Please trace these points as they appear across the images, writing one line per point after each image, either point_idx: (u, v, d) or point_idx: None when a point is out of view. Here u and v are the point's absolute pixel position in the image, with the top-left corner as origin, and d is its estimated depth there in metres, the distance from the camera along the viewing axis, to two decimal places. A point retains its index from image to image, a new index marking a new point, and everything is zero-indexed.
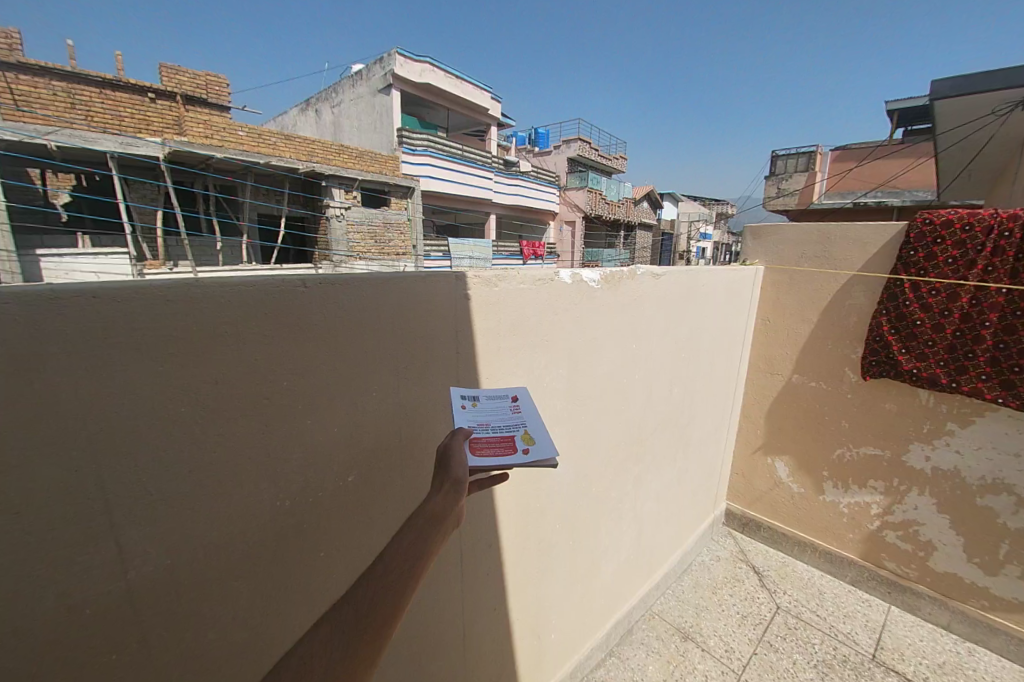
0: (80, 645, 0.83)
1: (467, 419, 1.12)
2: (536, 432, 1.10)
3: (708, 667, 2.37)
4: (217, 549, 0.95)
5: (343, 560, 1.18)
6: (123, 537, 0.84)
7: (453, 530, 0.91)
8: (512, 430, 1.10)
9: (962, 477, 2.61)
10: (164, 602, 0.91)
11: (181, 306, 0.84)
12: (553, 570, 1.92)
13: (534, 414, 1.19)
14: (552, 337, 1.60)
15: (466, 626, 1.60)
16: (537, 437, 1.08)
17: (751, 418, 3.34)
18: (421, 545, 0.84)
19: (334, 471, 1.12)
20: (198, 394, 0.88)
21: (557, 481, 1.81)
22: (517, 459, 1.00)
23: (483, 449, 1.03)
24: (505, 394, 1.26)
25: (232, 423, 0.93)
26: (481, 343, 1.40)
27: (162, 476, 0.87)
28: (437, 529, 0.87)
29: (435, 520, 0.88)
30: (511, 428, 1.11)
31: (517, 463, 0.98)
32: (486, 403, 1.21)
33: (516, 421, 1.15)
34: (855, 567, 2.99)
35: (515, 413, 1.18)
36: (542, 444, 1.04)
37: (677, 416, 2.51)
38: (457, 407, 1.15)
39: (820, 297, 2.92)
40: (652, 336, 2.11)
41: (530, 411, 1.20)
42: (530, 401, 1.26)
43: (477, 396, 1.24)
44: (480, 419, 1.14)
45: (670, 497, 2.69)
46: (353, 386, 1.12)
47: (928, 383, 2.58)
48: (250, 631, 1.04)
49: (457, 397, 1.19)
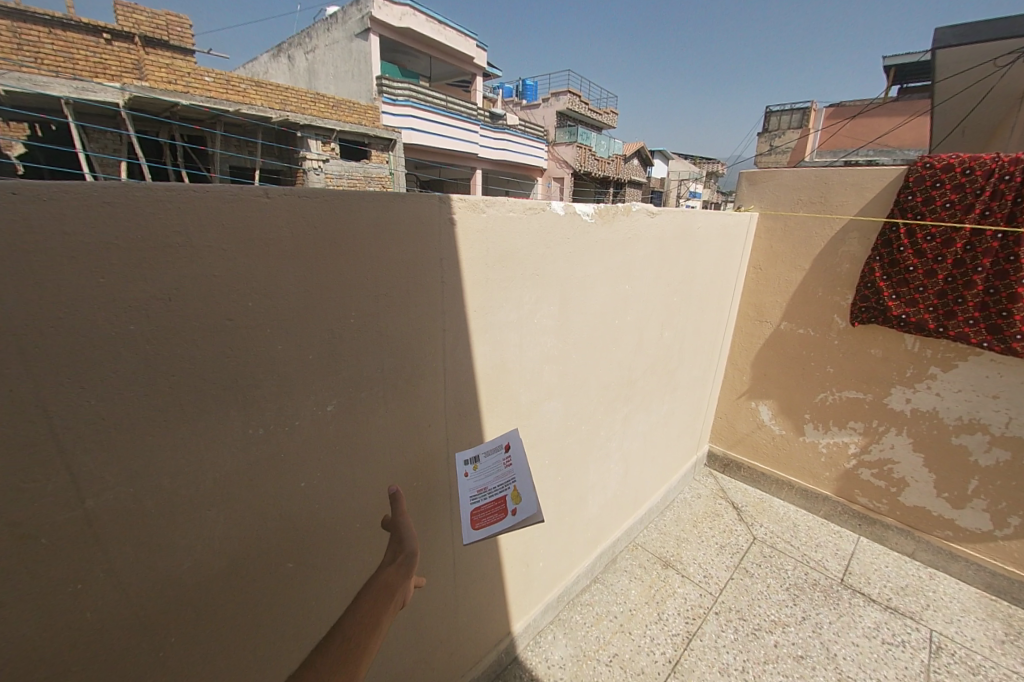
0: (46, 568, 0.85)
1: (470, 487, 1.37)
2: (522, 485, 1.29)
3: (687, 591, 2.52)
4: (183, 476, 0.96)
5: (325, 488, 1.21)
6: (76, 465, 0.83)
7: (400, 606, 0.97)
8: (504, 491, 1.32)
9: (940, 416, 2.67)
10: (137, 519, 0.92)
11: (119, 216, 0.78)
12: (541, 504, 1.98)
13: (521, 462, 1.35)
14: (543, 272, 1.56)
15: (455, 554, 1.66)
16: (523, 492, 1.27)
17: (737, 364, 3.37)
18: (373, 618, 0.91)
19: (310, 400, 1.11)
20: (148, 316, 0.84)
21: (546, 419, 1.83)
22: (509, 525, 1.23)
23: (482, 521, 1.27)
24: (498, 442, 1.43)
25: (191, 349, 0.90)
26: (468, 275, 1.35)
27: (114, 402, 0.85)
28: (387, 601, 0.94)
29: (386, 589, 0.95)
30: (504, 488, 1.32)
31: (506, 530, 1.22)
32: (484, 461, 1.41)
33: (508, 478, 1.34)
34: (829, 501, 3.15)
35: (507, 468, 1.37)
36: (525, 505, 1.23)
37: (667, 359, 2.52)
38: (461, 476, 1.39)
39: (813, 242, 2.86)
40: (647, 275, 2.07)
41: (518, 458, 1.37)
42: (520, 443, 1.40)
43: (477, 451, 1.45)
44: (480, 483, 1.37)
45: (657, 437, 2.75)
46: (326, 314, 1.08)
47: (915, 329, 2.58)
48: (232, 550, 1.07)
49: (460, 463, 1.42)
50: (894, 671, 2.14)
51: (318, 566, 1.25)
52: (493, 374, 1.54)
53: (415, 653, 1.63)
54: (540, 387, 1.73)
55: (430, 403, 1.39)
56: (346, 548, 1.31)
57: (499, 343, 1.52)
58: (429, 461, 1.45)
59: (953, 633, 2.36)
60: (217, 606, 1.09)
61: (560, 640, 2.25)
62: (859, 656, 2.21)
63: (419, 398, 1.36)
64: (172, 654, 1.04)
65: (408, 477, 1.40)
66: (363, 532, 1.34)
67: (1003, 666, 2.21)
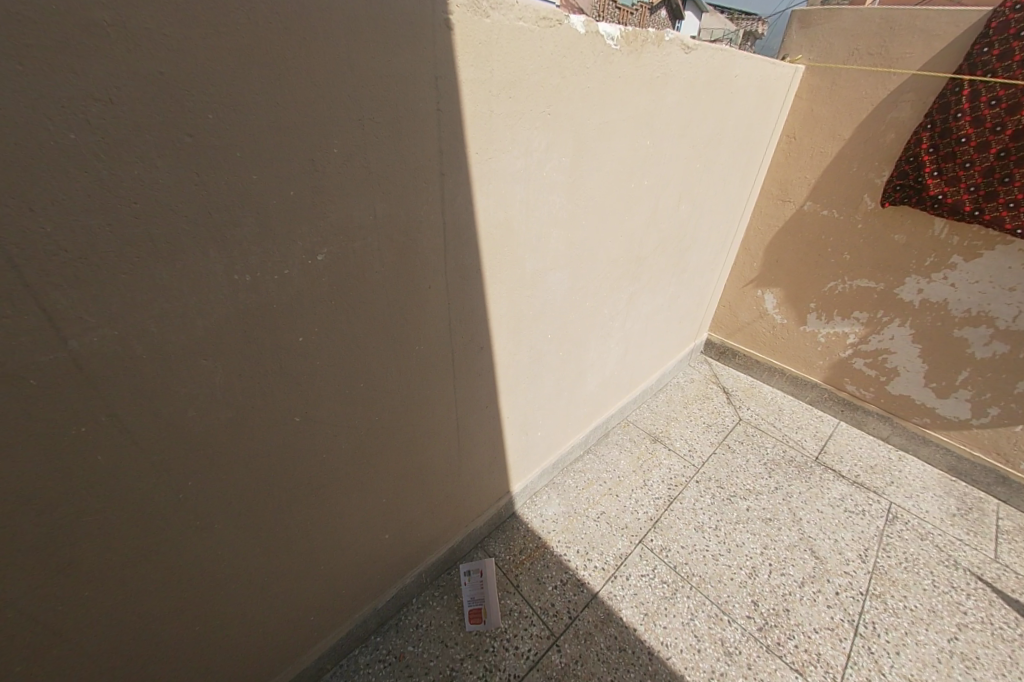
0: (42, 411, 0.82)
1: (465, 586, 1.98)
2: (490, 606, 1.90)
3: (672, 462, 2.68)
4: (171, 321, 0.90)
5: (324, 346, 1.14)
6: (46, 300, 0.77)
7: None
8: (483, 598, 1.93)
9: (948, 308, 2.48)
10: (121, 365, 0.87)
11: None
12: (541, 378, 1.97)
13: (490, 590, 1.94)
14: (555, 110, 1.34)
15: (459, 420, 1.68)
16: (490, 612, 1.89)
17: (750, 250, 3.20)
18: None
19: (297, 244, 1.00)
20: (89, 121, 0.72)
21: (550, 290, 1.73)
22: None
23: None
24: (479, 568, 2.02)
25: (149, 169, 0.78)
26: (467, 103, 1.15)
27: (72, 228, 0.75)
28: None
29: None
30: (482, 598, 1.93)
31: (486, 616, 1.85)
32: (473, 574, 2.01)
33: (484, 593, 1.94)
34: (817, 389, 3.20)
35: (483, 588, 1.95)
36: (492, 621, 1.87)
37: (680, 237, 2.35)
38: (461, 577, 2.02)
39: (860, 106, 2.47)
40: (671, 132, 1.82)
41: (489, 585, 1.96)
42: (490, 577, 1.98)
43: (470, 567, 2.04)
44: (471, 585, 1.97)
45: (660, 319, 2.70)
46: (303, 138, 0.92)
47: (948, 212, 2.28)
48: (232, 403, 1.04)
49: (461, 572, 2.03)
50: (850, 533, 2.34)
51: (326, 423, 1.24)
52: (496, 233, 1.40)
53: (425, 503, 1.75)
54: (547, 255, 1.62)
55: (430, 263, 1.27)
56: (352, 409, 1.29)
57: (503, 197, 1.36)
58: (430, 325, 1.37)
59: (909, 505, 2.54)
60: (229, 457, 1.08)
61: (553, 499, 2.44)
62: (821, 520, 2.40)
63: (418, 253, 1.23)
64: (191, 496, 1.06)
65: (410, 340, 1.34)
66: (370, 393, 1.31)
67: (949, 534, 2.38)
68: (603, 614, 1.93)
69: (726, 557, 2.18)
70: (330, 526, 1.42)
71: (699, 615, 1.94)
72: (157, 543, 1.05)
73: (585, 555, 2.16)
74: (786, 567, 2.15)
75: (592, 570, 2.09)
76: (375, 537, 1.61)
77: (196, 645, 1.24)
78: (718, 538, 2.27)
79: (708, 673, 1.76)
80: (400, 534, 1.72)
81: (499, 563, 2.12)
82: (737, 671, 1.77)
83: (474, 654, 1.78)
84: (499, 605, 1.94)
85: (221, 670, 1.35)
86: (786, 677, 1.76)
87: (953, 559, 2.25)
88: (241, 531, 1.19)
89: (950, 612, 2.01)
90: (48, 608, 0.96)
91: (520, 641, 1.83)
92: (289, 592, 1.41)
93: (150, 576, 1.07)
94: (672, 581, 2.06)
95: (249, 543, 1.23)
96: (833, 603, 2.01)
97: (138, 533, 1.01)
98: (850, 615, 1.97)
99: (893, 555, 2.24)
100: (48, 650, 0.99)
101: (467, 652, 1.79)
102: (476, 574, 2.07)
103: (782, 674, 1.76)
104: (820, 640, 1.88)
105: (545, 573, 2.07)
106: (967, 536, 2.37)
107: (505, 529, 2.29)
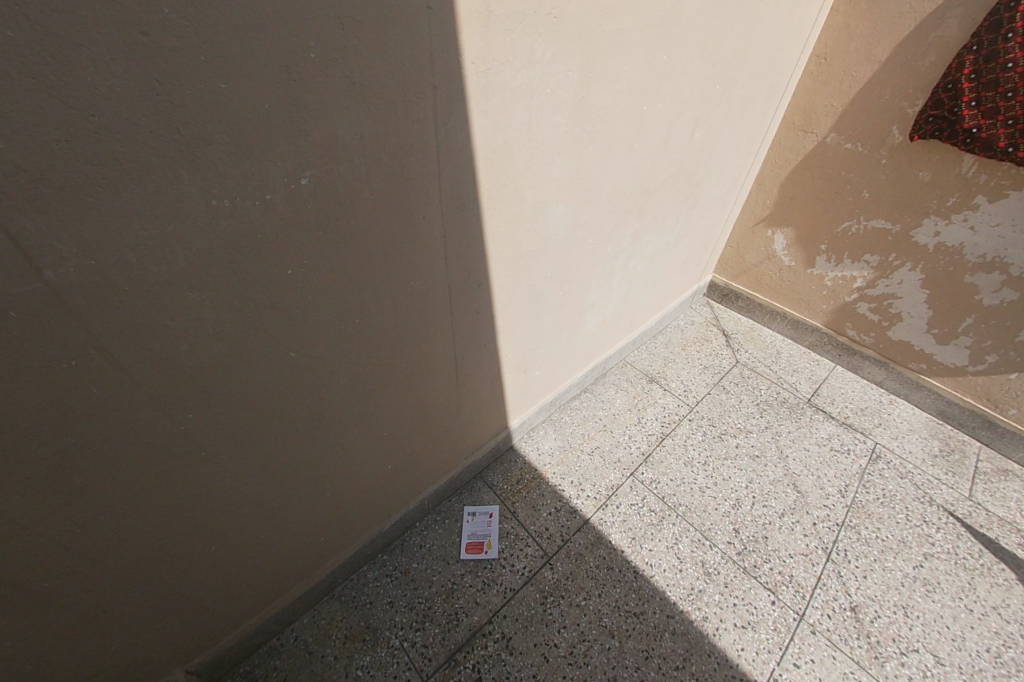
0: (27, 342, 0.80)
1: (468, 525, 2.07)
2: (495, 542, 2.01)
3: (667, 401, 2.74)
4: (151, 250, 0.85)
5: (316, 278, 1.10)
6: (12, 225, 0.72)
7: None
8: (486, 535, 2.03)
9: (963, 253, 2.39)
10: (104, 298, 0.84)
11: None
12: (541, 316, 1.95)
13: (497, 528, 2.06)
14: (562, 13, 1.21)
15: (457, 357, 1.68)
16: (494, 546, 1.99)
17: (764, 187, 3.04)
18: None
19: (278, 166, 0.93)
20: (28, 15, 0.63)
21: (552, 224, 1.66)
22: None
23: None
24: (486, 509, 2.13)
25: (104, 75, 0.70)
26: (462, 1, 1.03)
27: (28, 144, 0.69)
28: None
29: None
30: (485, 535, 2.03)
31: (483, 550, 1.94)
32: (477, 515, 2.11)
33: (489, 531, 2.05)
34: (817, 333, 3.19)
35: (489, 526, 2.06)
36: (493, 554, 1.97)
37: (691, 169, 2.23)
38: (464, 517, 2.10)
39: (901, 22, 2.22)
40: (689, 45, 1.66)
41: (496, 525, 2.07)
42: (499, 517, 2.11)
43: (475, 509, 2.14)
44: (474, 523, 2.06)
45: (664, 259, 2.63)
46: (276, 41, 0.82)
47: (980, 148, 2.10)
48: (224, 337, 1.02)
49: (465, 512, 2.12)
50: (833, 470, 2.44)
51: (323, 358, 1.24)
52: (495, 159, 1.31)
53: (425, 436, 1.80)
54: (549, 185, 1.54)
55: (424, 191, 1.20)
56: (347, 344, 1.27)
57: (503, 117, 1.25)
58: (426, 259, 1.32)
59: (894, 446, 2.62)
60: (227, 390, 1.09)
61: (550, 434, 2.51)
62: (807, 457, 2.49)
63: (411, 180, 1.15)
64: (191, 427, 1.07)
65: (406, 275, 1.30)
66: (366, 328, 1.29)
67: (928, 474, 2.48)
68: (593, 538, 2.05)
69: (712, 489, 2.28)
70: (332, 455, 1.46)
71: (683, 539, 2.07)
72: (161, 471, 1.08)
73: (579, 485, 2.26)
74: (768, 500, 2.26)
75: (585, 498, 2.20)
76: (377, 467, 1.67)
77: (211, 561, 1.33)
78: (706, 472, 2.36)
79: (687, 590, 1.90)
80: (401, 465, 1.78)
81: (496, 491, 2.22)
82: (714, 589, 1.91)
83: (474, 570, 1.92)
84: (497, 529, 2.06)
85: (237, 582, 1.45)
86: (759, 595, 1.90)
87: (928, 496, 2.35)
88: (244, 460, 1.22)
89: (918, 542, 2.14)
90: (63, 531, 1.00)
91: (516, 560, 1.96)
92: (297, 516, 1.49)
93: (156, 501, 1.11)
94: (659, 510, 2.17)
95: (254, 471, 1.27)
96: (809, 532, 2.13)
97: (142, 461, 1.03)
98: (824, 543, 2.10)
99: (872, 491, 2.34)
100: (69, 567, 1.04)
101: (467, 569, 1.92)
102: (475, 501, 2.18)
103: (756, 592, 1.91)
104: (794, 563, 2.01)
105: (540, 501, 2.18)
106: (945, 476, 2.47)
107: (503, 461, 2.37)
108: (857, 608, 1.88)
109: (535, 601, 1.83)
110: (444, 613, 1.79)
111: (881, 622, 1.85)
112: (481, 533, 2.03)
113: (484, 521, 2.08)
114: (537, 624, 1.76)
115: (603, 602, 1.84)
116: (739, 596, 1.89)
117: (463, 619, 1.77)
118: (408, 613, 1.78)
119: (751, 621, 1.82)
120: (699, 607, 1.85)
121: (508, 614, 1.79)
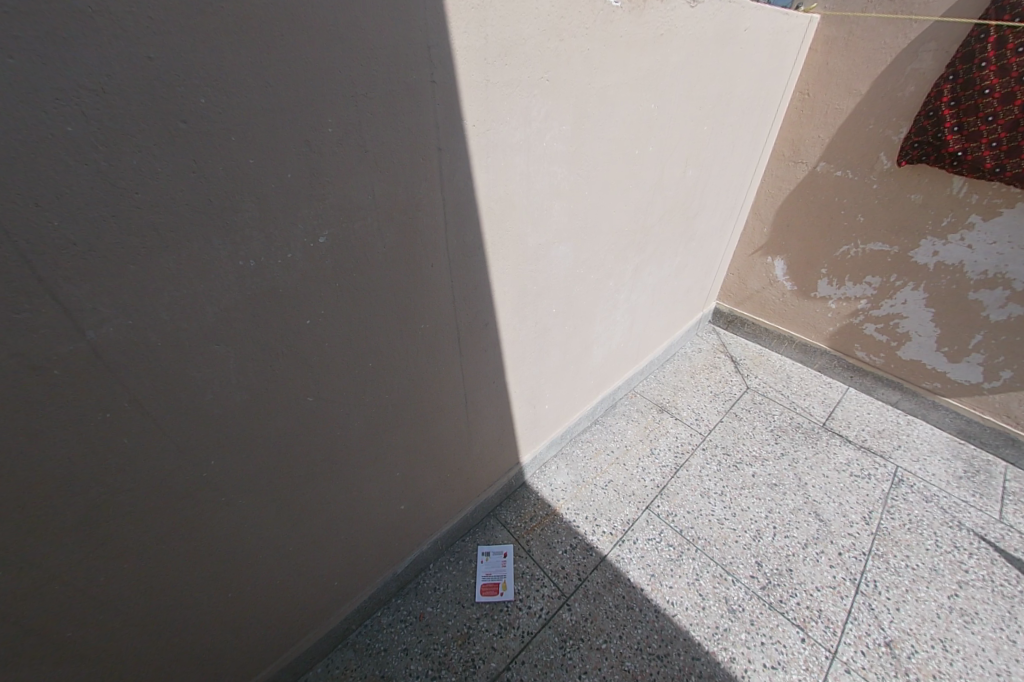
0: (70, 400, 0.86)
1: (484, 566, 2.04)
2: (511, 583, 1.97)
3: (679, 430, 2.73)
4: (182, 310, 0.92)
5: (330, 326, 1.16)
6: (62, 294, 0.79)
7: None
8: (501, 576, 2.00)
9: (965, 271, 2.41)
10: (139, 357, 0.90)
11: None
12: (547, 352, 1.99)
13: (513, 568, 2.03)
14: (555, 77, 1.32)
15: (467, 395, 1.71)
16: (510, 589, 1.95)
17: (760, 215, 3.12)
18: None
19: (299, 228, 1.00)
20: (84, 112, 0.72)
21: (554, 264, 1.73)
22: None
23: None
24: (501, 548, 2.10)
25: (148, 159, 0.79)
26: (462, 72, 1.13)
27: (80, 223, 0.77)
28: None
29: None
30: (501, 575, 2.00)
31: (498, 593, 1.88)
32: (492, 555, 2.08)
33: (504, 572, 2.01)
34: (826, 355, 3.18)
35: (504, 567, 2.03)
36: (508, 595, 1.93)
37: (687, 204, 2.31)
38: (481, 558, 2.07)
39: (878, 57, 2.34)
40: (675, 93, 1.77)
41: (512, 565, 2.04)
42: (515, 555, 2.08)
43: (489, 548, 2.11)
44: (488, 567, 2.03)
45: (667, 289, 2.68)
46: (297, 120, 0.92)
47: (968, 170, 2.15)
48: (247, 389, 1.08)
49: (482, 552, 2.09)
50: (855, 497, 2.38)
51: (338, 402, 1.28)
52: (497, 207, 1.39)
53: (437, 476, 1.81)
54: (550, 227, 1.61)
55: (432, 239, 1.27)
56: (363, 388, 1.32)
57: (503, 169, 1.34)
58: (435, 302, 1.38)
59: (917, 469, 2.55)
60: (248, 439, 1.13)
61: (562, 469, 2.50)
62: (827, 484, 2.44)
63: (419, 230, 1.23)
64: (213, 475, 1.11)
65: (417, 318, 1.36)
66: (377, 371, 1.33)
67: (955, 496, 2.40)
68: (612, 575, 2.01)
69: (732, 520, 2.24)
70: (347, 499, 1.48)
71: (703, 574, 2.01)
72: (185, 521, 1.11)
73: (593, 520, 2.23)
74: (789, 530, 2.20)
75: (600, 534, 2.17)
76: (391, 508, 1.68)
77: (230, 611, 1.33)
78: (723, 502, 2.32)
79: (712, 629, 1.84)
80: (414, 505, 1.78)
81: (510, 529, 2.20)
82: (740, 627, 1.84)
83: (490, 613, 1.88)
84: (512, 569, 2.03)
85: (253, 632, 1.44)
86: (788, 631, 1.83)
87: (957, 520, 2.28)
88: (262, 507, 1.25)
89: (951, 570, 2.06)
90: (90, 584, 1.02)
91: (533, 601, 1.92)
92: (312, 562, 1.49)
93: (179, 551, 1.13)
94: (678, 544, 2.13)
95: (272, 518, 1.29)
96: (835, 563, 2.06)
97: (167, 510, 1.07)
98: (852, 575, 2.02)
99: (897, 517, 2.27)
100: (95, 620, 1.06)
101: (483, 612, 1.88)
102: (489, 540, 2.15)
103: (784, 629, 1.84)
104: (822, 596, 1.94)
105: (555, 538, 2.15)
106: (973, 498, 2.39)
107: (516, 498, 2.36)
108: (893, 643, 1.80)
109: (554, 645, 1.78)
110: (461, 659, 1.74)
111: (919, 658, 1.76)
112: (497, 573, 2.00)
113: (499, 561, 2.05)
114: (557, 669, 1.71)
115: (625, 645, 1.78)
116: (766, 633, 1.83)
117: (480, 665, 1.72)
118: (424, 660, 1.74)
119: (780, 661, 1.75)
120: (726, 647, 1.78)
121: (527, 660, 1.73)
